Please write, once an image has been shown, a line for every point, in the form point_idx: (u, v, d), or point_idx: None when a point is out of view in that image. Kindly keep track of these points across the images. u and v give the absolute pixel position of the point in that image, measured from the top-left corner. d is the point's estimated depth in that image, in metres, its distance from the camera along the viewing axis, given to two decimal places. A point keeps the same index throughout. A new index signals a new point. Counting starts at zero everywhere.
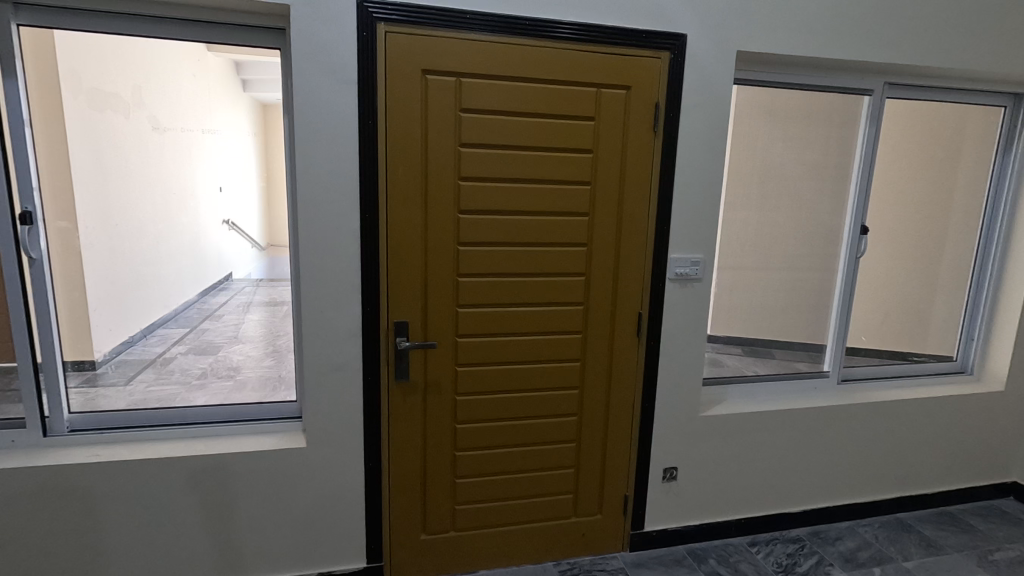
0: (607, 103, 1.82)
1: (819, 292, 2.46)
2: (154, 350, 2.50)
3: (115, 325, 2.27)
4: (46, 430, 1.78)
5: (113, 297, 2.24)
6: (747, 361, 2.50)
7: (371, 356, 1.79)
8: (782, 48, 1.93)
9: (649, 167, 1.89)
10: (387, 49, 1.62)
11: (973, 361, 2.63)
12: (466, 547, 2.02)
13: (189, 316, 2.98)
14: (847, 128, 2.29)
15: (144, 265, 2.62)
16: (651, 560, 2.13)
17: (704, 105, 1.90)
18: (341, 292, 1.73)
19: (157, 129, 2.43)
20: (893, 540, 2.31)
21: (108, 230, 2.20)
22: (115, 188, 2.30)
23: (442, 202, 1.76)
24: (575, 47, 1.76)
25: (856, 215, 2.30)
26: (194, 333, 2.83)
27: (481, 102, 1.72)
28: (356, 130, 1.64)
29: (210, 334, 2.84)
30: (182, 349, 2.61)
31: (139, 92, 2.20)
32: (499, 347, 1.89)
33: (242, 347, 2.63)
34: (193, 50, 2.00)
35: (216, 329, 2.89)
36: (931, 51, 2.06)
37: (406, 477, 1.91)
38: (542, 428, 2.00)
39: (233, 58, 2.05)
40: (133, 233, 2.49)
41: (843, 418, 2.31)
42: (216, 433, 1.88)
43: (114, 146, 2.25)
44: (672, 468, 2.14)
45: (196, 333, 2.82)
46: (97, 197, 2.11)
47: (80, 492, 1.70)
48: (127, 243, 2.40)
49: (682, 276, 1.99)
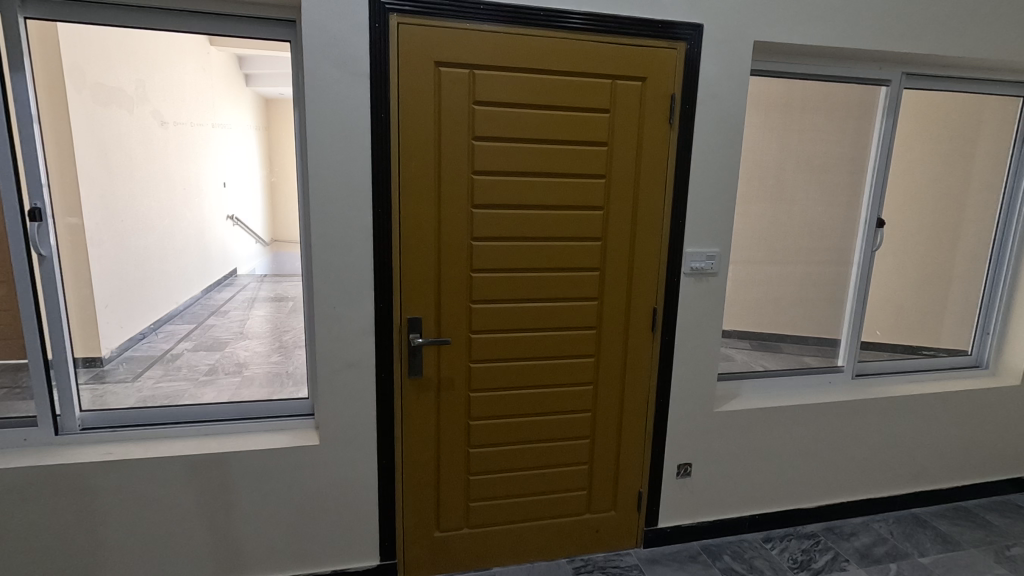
0: (622, 94, 1.79)
1: (833, 285, 2.43)
2: (161, 346, 2.48)
3: (121, 322, 2.25)
4: (58, 428, 1.76)
5: (121, 295, 2.23)
6: (757, 355, 2.48)
7: (384, 352, 1.77)
8: (800, 38, 1.89)
9: (665, 160, 1.86)
10: (399, 42, 1.60)
11: (989, 355, 2.60)
12: (479, 545, 2.01)
13: (195, 313, 2.95)
14: (864, 119, 2.25)
15: (150, 262, 2.61)
16: (665, 556, 2.12)
17: (720, 96, 1.86)
18: (354, 288, 1.71)
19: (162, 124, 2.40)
20: (908, 536, 2.29)
21: (114, 226, 2.18)
22: (120, 183, 2.27)
23: (455, 197, 1.73)
24: (590, 38, 1.73)
25: (873, 206, 2.28)
26: (201, 328, 2.80)
27: (496, 94, 1.70)
28: (369, 124, 1.62)
29: (217, 330, 2.81)
30: (189, 346, 2.58)
31: (143, 86, 2.17)
32: (511, 343, 1.87)
33: (249, 343, 2.61)
34: (198, 42, 1.97)
35: (222, 325, 2.86)
36: (952, 40, 2.02)
37: (419, 474, 1.90)
38: (556, 424, 1.98)
39: (236, 51, 2.03)
40: (139, 229, 2.46)
41: (859, 413, 2.29)
42: (228, 430, 1.86)
43: (118, 141, 2.22)
44: (686, 465, 2.13)
45: (202, 329, 2.79)
46: (102, 192, 2.09)
47: (95, 489, 1.69)
48: (131, 241, 2.38)
49: (698, 270, 1.97)
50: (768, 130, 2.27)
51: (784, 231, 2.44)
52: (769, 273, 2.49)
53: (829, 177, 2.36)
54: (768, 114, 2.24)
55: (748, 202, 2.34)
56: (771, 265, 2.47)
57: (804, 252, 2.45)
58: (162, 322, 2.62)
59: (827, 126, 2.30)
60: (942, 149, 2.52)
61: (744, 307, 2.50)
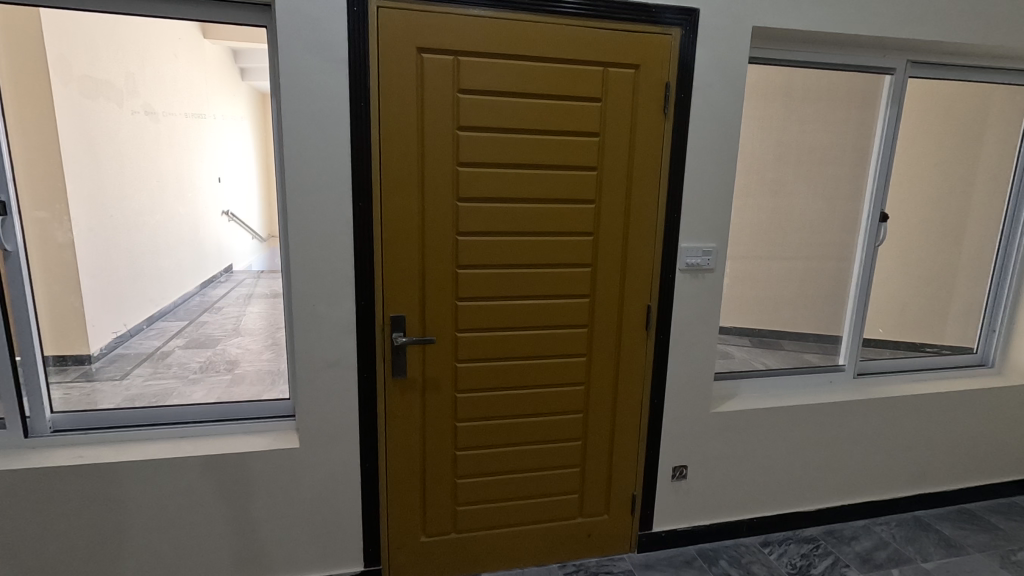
0: (614, 82, 1.71)
1: (835, 281, 2.35)
2: (152, 343, 2.43)
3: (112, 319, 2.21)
4: (27, 430, 1.71)
5: (112, 293, 2.17)
6: (756, 352, 2.43)
7: (365, 352, 1.70)
8: (800, 24, 1.81)
9: (659, 153, 1.79)
10: (379, 27, 1.52)
11: (995, 353, 2.53)
12: (468, 550, 1.95)
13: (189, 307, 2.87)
14: (867, 108, 2.17)
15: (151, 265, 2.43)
16: (660, 561, 2.05)
17: (716, 85, 1.78)
18: (333, 285, 1.64)
19: (151, 115, 2.10)
20: (911, 539, 2.22)
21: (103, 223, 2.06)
22: (111, 179, 2.09)
23: (440, 189, 1.66)
24: (581, 23, 1.65)
25: (876, 202, 2.19)
26: (194, 325, 2.75)
27: (481, 82, 1.62)
28: (348, 113, 1.55)
29: (210, 327, 2.76)
30: (181, 344, 2.53)
31: (133, 77, 2.00)
32: (500, 343, 1.80)
33: (241, 339, 2.56)
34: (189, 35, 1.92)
35: (216, 321, 2.81)
36: (960, 25, 1.93)
37: (404, 477, 1.83)
38: (548, 425, 1.91)
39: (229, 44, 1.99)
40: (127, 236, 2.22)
41: (860, 414, 2.22)
42: (205, 432, 1.80)
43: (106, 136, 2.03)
44: (681, 467, 2.06)
45: (195, 326, 2.74)
46: (90, 183, 2.02)
47: (65, 495, 1.62)
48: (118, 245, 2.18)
49: (694, 266, 1.89)
50: (767, 121, 2.21)
51: (785, 226, 2.36)
52: (770, 269, 2.42)
53: (831, 169, 2.28)
54: (768, 104, 2.17)
55: (748, 196, 2.27)
56: (771, 261, 2.41)
57: (803, 247, 2.38)
58: (156, 317, 2.58)
59: (828, 117, 2.22)
60: (949, 141, 2.44)
61: (743, 303, 2.44)
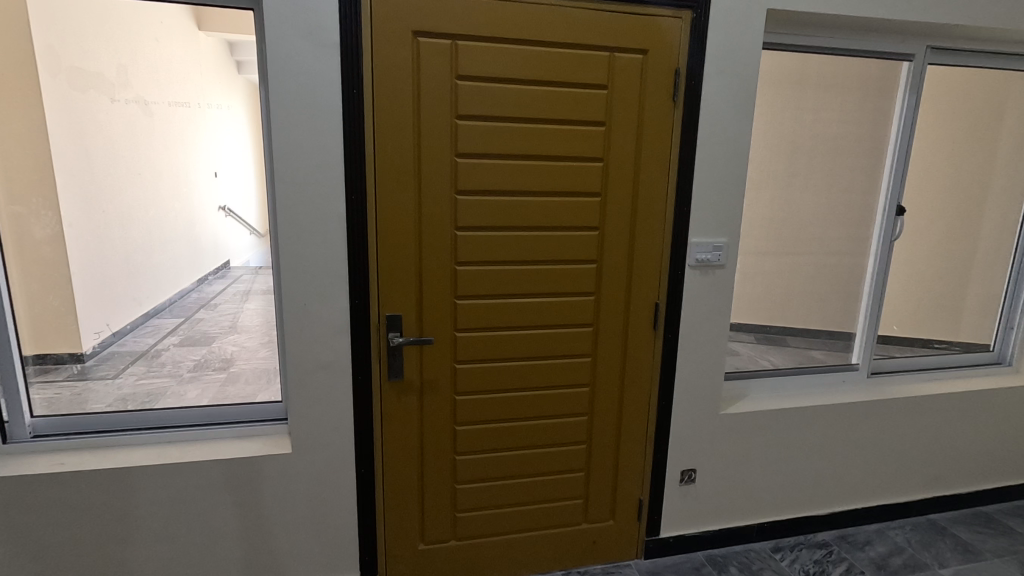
0: (621, 68, 1.62)
1: (847, 277, 2.27)
2: (145, 340, 2.34)
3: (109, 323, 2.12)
4: (5, 436, 1.63)
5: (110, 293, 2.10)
6: (761, 350, 2.36)
7: (360, 352, 1.62)
8: (817, 7, 1.72)
9: (668, 143, 1.70)
10: (372, 8, 1.43)
11: (1012, 351, 2.43)
12: (468, 557, 1.87)
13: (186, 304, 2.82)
14: (883, 96, 2.08)
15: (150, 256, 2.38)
16: (667, 569, 1.98)
17: (728, 72, 1.70)
18: (324, 282, 1.55)
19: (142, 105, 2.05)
20: (926, 544, 2.15)
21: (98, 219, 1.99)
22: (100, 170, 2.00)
23: (437, 181, 1.57)
24: (586, 5, 1.56)
25: (892, 195, 2.11)
26: (189, 322, 2.69)
27: (481, 68, 1.53)
28: (340, 100, 1.46)
29: (205, 323, 2.71)
30: (175, 340, 2.48)
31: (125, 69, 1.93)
32: (501, 343, 1.72)
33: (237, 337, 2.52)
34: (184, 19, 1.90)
35: (211, 318, 2.75)
36: (984, 9, 1.84)
37: (401, 483, 1.76)
38: (553, 428, 1.84)
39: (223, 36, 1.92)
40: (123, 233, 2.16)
41: (874, 414, 2.14)
42: (192, 436, 1.71)
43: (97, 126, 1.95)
44: (690, 471, 1.99)
45: (189, 323, 2.68)
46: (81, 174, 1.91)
47: (43, 504, 1.54)
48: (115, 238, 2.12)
49: (704, 262, 1.81)
50: (777, 108, 2.12)
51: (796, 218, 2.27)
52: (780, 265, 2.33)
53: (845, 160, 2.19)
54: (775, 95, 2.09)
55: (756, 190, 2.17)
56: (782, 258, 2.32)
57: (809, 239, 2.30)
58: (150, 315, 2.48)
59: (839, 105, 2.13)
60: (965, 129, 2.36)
61: (751, 302, 2.34)
